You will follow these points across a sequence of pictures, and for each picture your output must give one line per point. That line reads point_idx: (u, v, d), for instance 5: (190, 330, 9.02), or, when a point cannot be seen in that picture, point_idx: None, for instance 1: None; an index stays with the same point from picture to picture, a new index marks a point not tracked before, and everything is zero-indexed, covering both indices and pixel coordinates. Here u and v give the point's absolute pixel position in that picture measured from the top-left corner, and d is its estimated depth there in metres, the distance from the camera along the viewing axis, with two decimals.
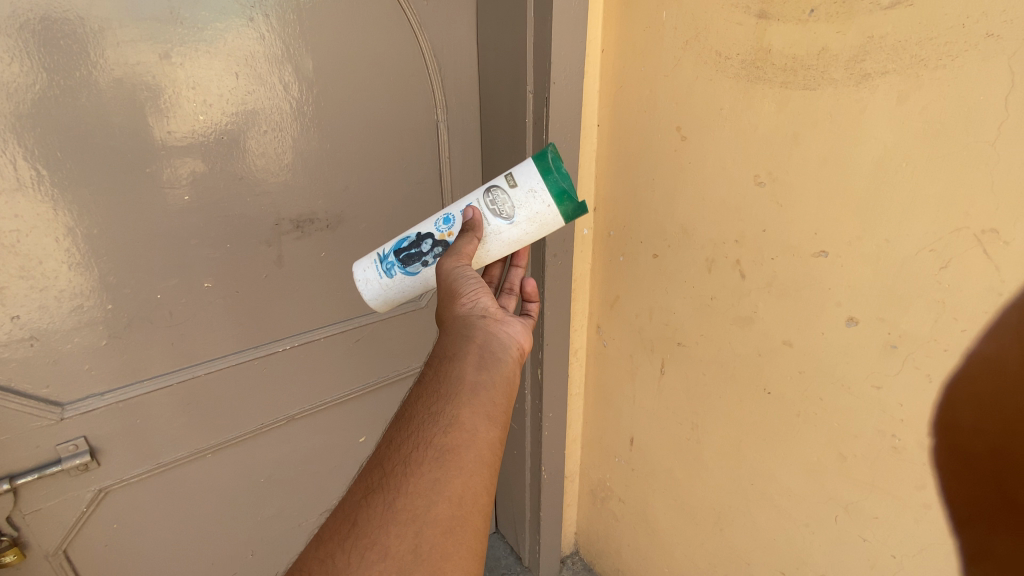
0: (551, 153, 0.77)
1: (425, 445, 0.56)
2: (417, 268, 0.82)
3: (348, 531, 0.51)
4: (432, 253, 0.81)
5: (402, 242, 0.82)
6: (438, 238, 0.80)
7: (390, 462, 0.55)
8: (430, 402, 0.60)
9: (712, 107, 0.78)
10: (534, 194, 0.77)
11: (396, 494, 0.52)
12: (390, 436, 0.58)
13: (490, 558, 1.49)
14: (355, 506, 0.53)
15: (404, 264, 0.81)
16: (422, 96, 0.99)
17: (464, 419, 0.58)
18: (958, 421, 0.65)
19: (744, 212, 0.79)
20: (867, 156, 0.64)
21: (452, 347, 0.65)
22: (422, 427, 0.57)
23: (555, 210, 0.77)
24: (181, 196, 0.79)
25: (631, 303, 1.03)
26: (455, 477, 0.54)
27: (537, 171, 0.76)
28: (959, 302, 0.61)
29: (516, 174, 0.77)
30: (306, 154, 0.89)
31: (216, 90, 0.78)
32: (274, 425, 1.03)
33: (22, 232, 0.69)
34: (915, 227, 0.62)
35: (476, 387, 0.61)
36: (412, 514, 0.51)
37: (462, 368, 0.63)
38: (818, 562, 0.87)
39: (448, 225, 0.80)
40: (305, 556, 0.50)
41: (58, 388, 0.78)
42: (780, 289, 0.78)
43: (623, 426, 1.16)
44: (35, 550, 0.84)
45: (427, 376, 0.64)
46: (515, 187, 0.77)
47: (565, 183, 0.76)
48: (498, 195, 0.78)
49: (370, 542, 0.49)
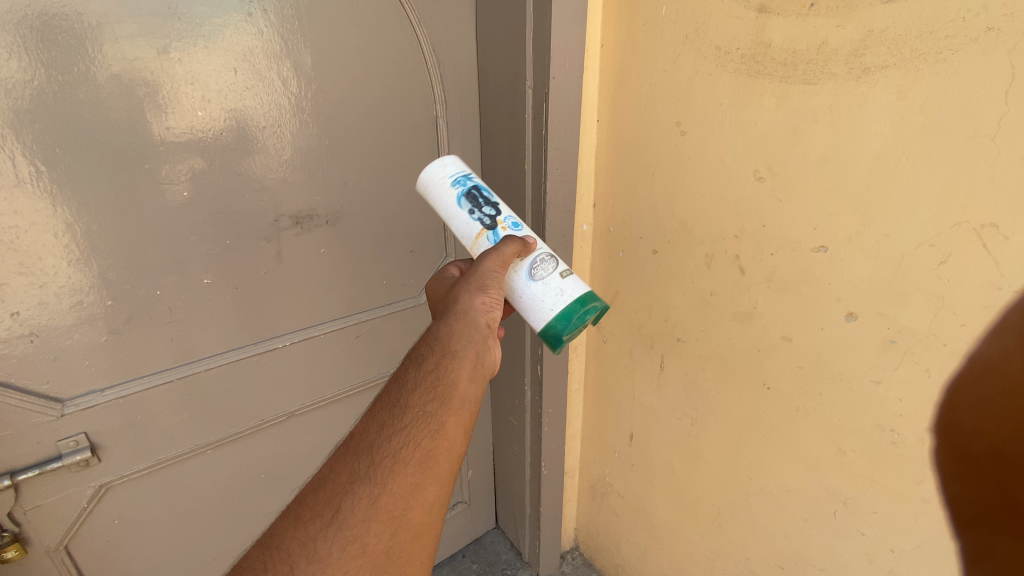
0: (593, 301, 0.77)
1: (414, 445, 0.56)
2: (465, 207, 0.79)
3: (330, 518, 0.50)
4: (482, 214, 0.78)
5: (487, 189, 0.81)
6: (497, 216, 0.79)
7: (380, 452, 0.55)
8: (426, 399, 0.60)
9: (712, 102, 0.78)
10: (561, 295, 0.76)
11: (382, 490, 0.53)
12: (381, 419, 0.58)
13: (490, 553, 1.50)
14: (339, 490, 0.52)
15: (465, 195, 0.79)
16: (421, 91, 0.99)
17: (451, 428, 0.60)
18: (953, 418, 0.65)
19: (743, 208, 0.79)
20: (867, 151, 0.64)
21: (455, 345, 0.67)
22: (416, 424, 0.58)
23: (550, 318, 0.75)
24: (180, 192, 0.79)
25: (631, 299, 1.03)
26: (434, 484, 0.56)
27: (580, 293, 0.76)
28: (958, 297, 0.61)
29: (572, 277, 0.78)
30: (306, 151, 0.89)
31: (214, 85, 0.78)
32: (274, 421, 1.04)
33: (21, 229, 0.69)
34: (914, 223, 0.62)
35: (466, 398, 0.63)
36: (392, 514, 0.52)
37: (459, 374, 0.64)
38: (817, 556, 0.87)
39: (511, 222, 0.80)
40: (282, 535, 0.49)
41: (58, 384, 0.78)
42: (779, 284, 0.78)
43: (623, 422, 1.16)
44: (36, 546, 0.84)
45: (426, 365, 0.64)
46: (562, 277, 0.77)
47: (574, 321, 0.75)
48: (549, 262, 0.77)
49: (350, 535, 0.50)
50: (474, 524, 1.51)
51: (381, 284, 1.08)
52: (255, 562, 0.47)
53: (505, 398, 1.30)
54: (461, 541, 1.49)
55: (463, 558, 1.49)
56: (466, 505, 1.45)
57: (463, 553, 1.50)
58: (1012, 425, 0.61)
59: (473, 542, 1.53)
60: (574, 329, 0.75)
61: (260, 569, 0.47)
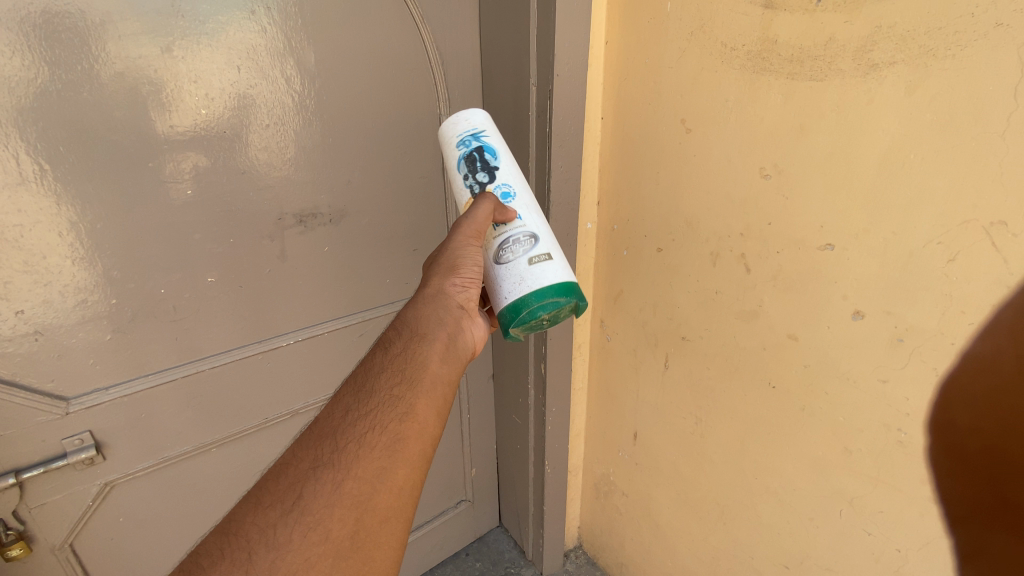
0: (552, 297, 0.72)
1: (381, 429, 0.57)
2: (461, 170, 0.77)
3: (291, 504, 0.50)
4: (473, 182, 0.76)
5: (491, 152, 0.76)
6: (486, 186, 0.76)
7: (344, 437, 0.56)
8: (393, 382, 0.62)
9: (717, 99, 0.78)
10: (521, 284, 0.72)
11: (346, 475, 0.53)
12: (346, 404, 0.59)
13: (493, 551, 1.50)
14: (301, 477, 0.52)
15: (465, 158, 0.76)
16: (425, 89, 0.99)
17: (420, 410, 0.61)
18: (947, 417, 0.66)
19: (749, 205, 0.79)
20: (874, 148, 0.63)
21: (425, 327, 0.69)
22: (382, 407, 0.59)
23: (501, 305, 0.74)
24: (184, 190, 0.79)
25: (635, 297, 1.03)
26: (403, 467, 0.56)
27: (540, 287, 0.72)
28: (966, 295, 0.60)
29: (542, 265, 0.73)
30: (310, 148, 0.89)
31: (217, 83, 0.78)
32: (278, 420, 1.04)
33: (26, 227, 0.69)
34: (922, 221, 0.62)
35: (437, 379, 0.65)
36: (356, 498, 0.52)
37: (429, 355, 0.66)
38: (821, 555, 0.87)
39: (502, 190, 0.76)
40: (240, 521, 0.50)
41: (63, 382, 0.78)
42: (785, 283, 0.78)
43: (627, 420, 1.16)
44: (41, 544, 0.84)
45: (394, 349, 0.66)
46: (528, 263, 0.73)
47: (523, 316, 0.72)
48: (520, 244, 0.73)
49: (312, 521, 0.50)
50: (477, 522, 1.51)
51: (385, 283, 1.08)
52: (212, 547, 0.48)
53: (508, 396, 1.30)
54: (464, 539, 1.50)
55: (467, 556, 1.49)
56: (469, 503, 1.46)
57: (466, 552, 1.50)
58: (1007, 423, 0.61)
59: (477, 541, 1.53)
60: (525, 324, 0.73)
61: (217, 555, 0.47)
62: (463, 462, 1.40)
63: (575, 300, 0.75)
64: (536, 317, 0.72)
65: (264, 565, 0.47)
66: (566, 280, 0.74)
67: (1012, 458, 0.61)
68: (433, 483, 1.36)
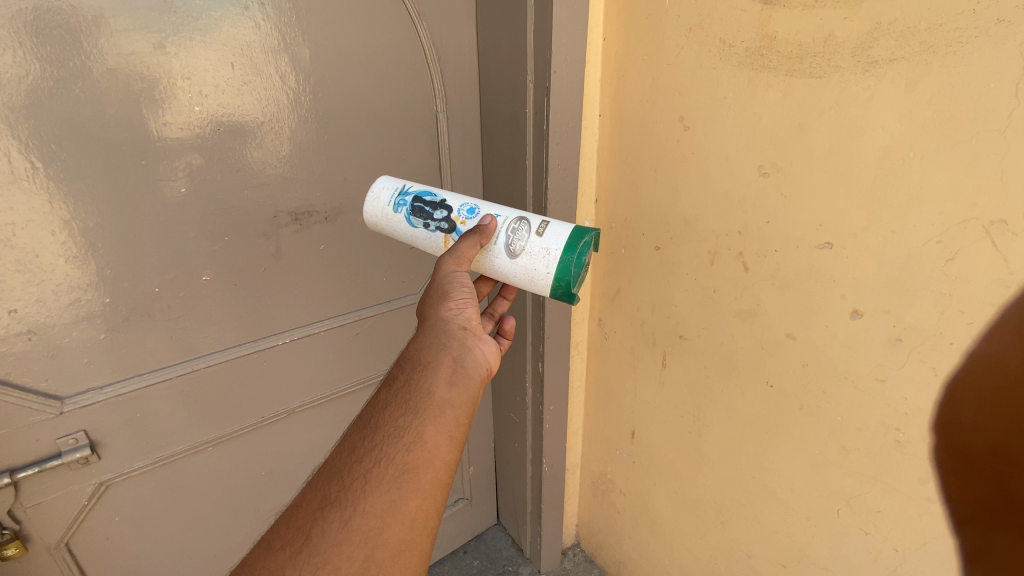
0: (581, 241, 0.73)
1: (388, 462, 0.56)
2: (418, 223, 0.81)
3: (300, 545, 0.50)
4: (436, 223, 0.80)
5: (428, 195, 0.82)
6: (452, 215, 0.80)
7: (351, 474, 0.55)
8: (398, 413, 0.61)
9: (716, 96, 0.77)
10: (547, 253, 0.74)
11: (353, 512, 0.52)
12: (352, 442, 0.58)
13: (491, 549, 1.50)
14: (309, 517, 0.52)
15: (412, 212, 0.81)
16: (422, 87, 0.98)
17: (429, 438, 0.60)
18: (951, 417, 0.65)
19: (747, 204, 0.78)
20: (873, 146, 0.63)
21: (427, 357, 0.67)
22: (388, 440, 0.58)
23: (548, 280, 0.74)
24: (178, 188, 0.79)
25: (633, 296, 1.03)
26: (413, 499, 0.55)
27: (565, 240, 0.73)
28: (967, 295, 0.60)
29: (550, 228, 0.75)
30: (304, 146, 0.88)
31: (211, 80, 0.77)
32: (275, 419, 1.04)
33: (18, 226, 0.69)
34: (921, 219, 0.61)
35: (445, 404, 0.63)
36: (366, 535, 0.52)
37: (434, 382, 0.64)
38: (820, 554, 0.86)
39: (466, 210, 0.80)
40: (252, 565, 0.49)
41: (57, 382, 0.78)
42: (783, 282, 0.77)
43: (625, 418, 1.16)
44: (36, 543, 0.84)
45: (397, 382, 0.65)
46: (539, 235, 0.74)
47: (570, 274, 0.72)
48: (522, 229, 0.76)
49: (321, 561, 0.49)
50: (475, 520, 1.51)
51: (381, 281, 1.07)
52: None
53: (506, 395, 1.30)
54: (462, 537, 1.50)
55: (464, 554, 1.49)
56: (467, 501, 1.46)
57: (464, 550, 1.50)
58: (1010, 423, 0.61)
59: (475, 539, 1.53)
60: (579, 278, 0.73)
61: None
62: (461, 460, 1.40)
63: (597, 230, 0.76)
64: (583, 266, 0.73)
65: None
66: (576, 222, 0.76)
67: (1015, 459, 0.61)
68: None
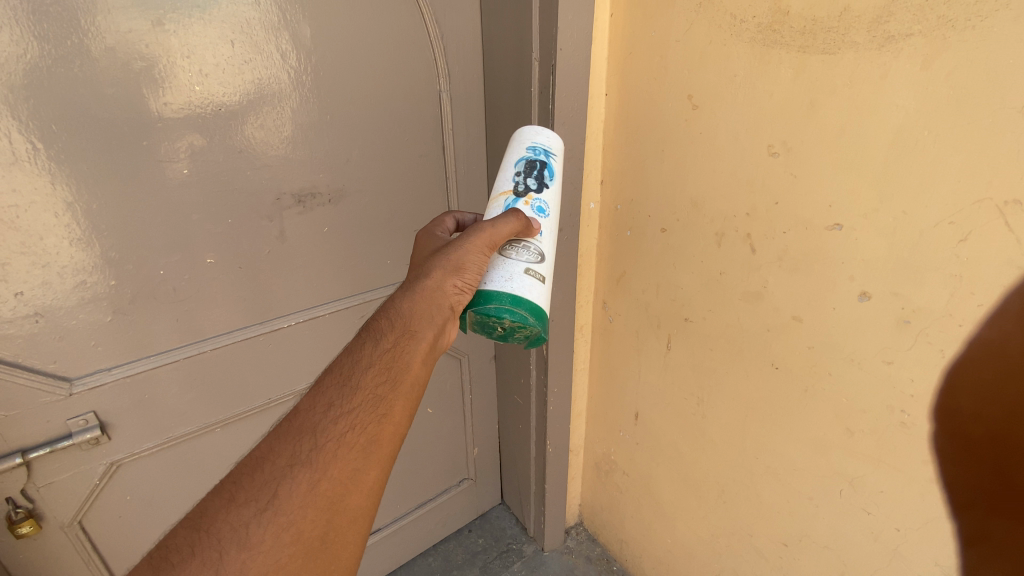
0: (524, 311, 0.75)
1: (359, 430, 0.56)
2: (518, 167, 0.84)
3: (266, 503, 0.50)
4: (523, 181, 0.82)
5: (551, 175, 0.84)
6: (530, 192, 0.81)
7: (323, 435, 0.54)
8: (378, 381, 0.60)
9: (725, 74, 0.76)
10: (507, 280, 0.76)
11: (322, 476, 0.52)
12: (328, 399, 0.57)
13: (496, 528, 1.52)
14: (277, 473, 0.52)
15: (528, 160, 0.84)
16: (424, 66, 0.96)
17: (399, 411, 0.60)
18: (951, 402, 0.65)
19: (756, 185, 0.77)
20: (888, 124, 0.61)
21: (418, 324, 0.66)
22: (364, 407, 0.58)
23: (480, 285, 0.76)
24: (180, 170, 0.78)
25: (638, 279, 1.02)
26: (376, 469, 0.56)
27: (519, 295, 0.75)
28: (978, 276, 0.59)
29: (531, 280, 0.77)
30: (307, 126, 0.87)
31: (211, 58, 0.75)
32: (281, 401, 1.05)
33: (21, 208, 0.68)
34: (934, 199, 0.60)
35: (419, 381, 0.64)
36: (330, 500, 0.52)
37: (418, 357, 0.64)
38: (821, 533, 0.87)
39: (538, 205, 0.81)
40: (213, 517, 0.49)
41: (65, 364, 0.78)
42: (791, 264, 0.76)
43: (629, 400, 1.16)
44: (50, 522, 0.85)
45: (383, 343, 0.64)
46: (523, 267, 0.77)
47: (489, 306, 0.74)
48: (525, 250, 0.78)
49: (286, 522, 0.49)
50: (480, 500, 1.54)
51: (386, 264, 1.07)
52: (183, 544, 0.48)
53: (510, 377, 1.30)
54: (468, 516, 1.52)
55: (469, 532, 1.51)
56: (472, 481, 1.48)
57: (469, 528, 1.53)
58: (1010, 408, 0.61)
59: (479, 518, 1.56)
60: (484, 314, 0.75)
61: (187, 552, 0.47)
62: (466, 442, 1.41)
63: (542, 329, 0.78)
64: (497, 316, 0.74)
65: (235, 566, 0.46)
66: (542, 308, 0.78)
67: (1014, 444, 0.62)
68: (436, 462, 1.38)
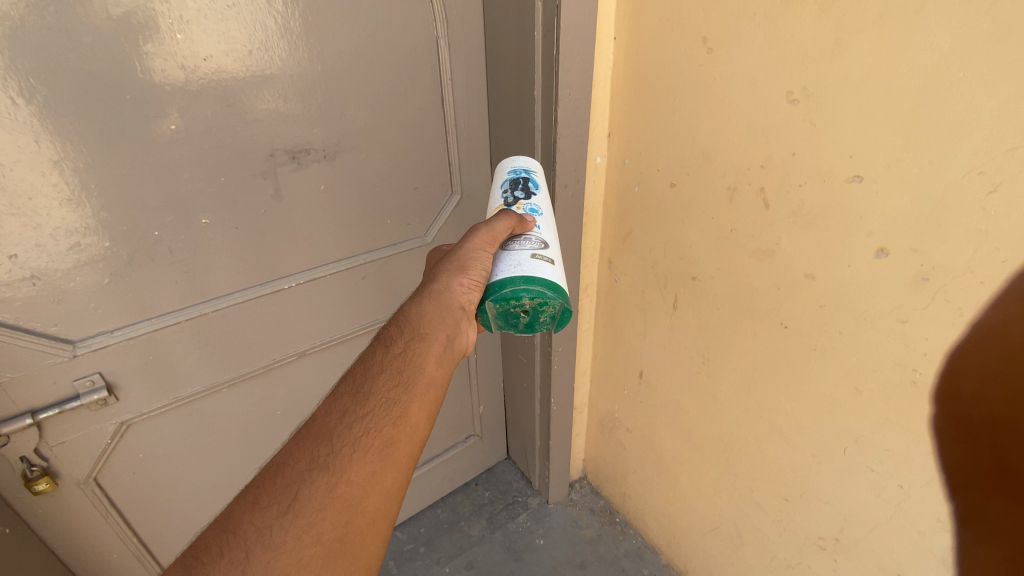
0: (541, 287, 0.71)
1: (374, 432, 0.57)
2: (503, 187, 0.87)
3: (287, 505, 0.50)
4: (510, 195, 0.85)
5: (537, 184, 0.87)
6: (520, 200, 0.84)
7: (339, 440, 0.55)
8: (390, 385, 0.61)
9: (744, 13, 0.70)
10: (516, 266, 0.73)
11: (340, 479, 0.52)
12: (343, 404, 0.58)
13: (502, 482, 1.57)
14: (297, 477, 0.52)
15: (511, 178, 0.88)
16: (420, 9, 0.90)
17: (413, 414, 0.61)
18: (966, 360, 0.63)
19: (772, 135, 0.73)
20: (920, 66, 0.57)
21: (426, 327, 0.68)
22: (379, 410, 0.58)
23: (491, 280, 0.74)
24: (168, 125, 0.75)
25: (646, 237, 0.99)
26: (392, 470, 0.56)
27: (534, 274, 0.72)
28: (1005, 230, 0.56)
29: (542, 262, 0.74)
30: (298, 76, 0.82)
31: (191, 2, 0.70)
32: (286, 360, 1.05)
33: (5, 166, 0.66)
34: (965, 147, 0.56)
35: (431, 382, 0.65)
36: (348, 501, 0.52)
37: (427, 358, 0.66)
38: (822, 488, 0.88)
39: (529, 207, 0.83)
40: (238, 520, 0.49)
41: (67, 326, 0.78)
42: (806, 219, 0.73)
43: (633, 359, 1.16)
44: (66, 479, 0.88)
45: (393, 347, 0.66)
46: (531, 254, 0.74)
47: (504, 292, 0.71)
48: (529, 242, 0.77)
49: (307, 524, 0.49)
50: (487, 455, 1.57)
51: (386, 223, 1.04)
52: (211, 543, 0.48)
53: (515, 337, 1.30)
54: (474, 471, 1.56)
55: (476, 486, 1.56)
56: (478, 438, 1.51)
57: (476, 482, 1.57)
58: (1012, 381, 0.59)
59: (486, 472, 1.60)
60: (502, 302, 0.72)
61: (215, 553, 0.47)
62: (472, 400, 1.43)
63: (565, 302, 0.73)
64: (516, 298, 0.71)
65: (259, 567, 0.46)
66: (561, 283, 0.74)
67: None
68: (443, 419, 1.40)
